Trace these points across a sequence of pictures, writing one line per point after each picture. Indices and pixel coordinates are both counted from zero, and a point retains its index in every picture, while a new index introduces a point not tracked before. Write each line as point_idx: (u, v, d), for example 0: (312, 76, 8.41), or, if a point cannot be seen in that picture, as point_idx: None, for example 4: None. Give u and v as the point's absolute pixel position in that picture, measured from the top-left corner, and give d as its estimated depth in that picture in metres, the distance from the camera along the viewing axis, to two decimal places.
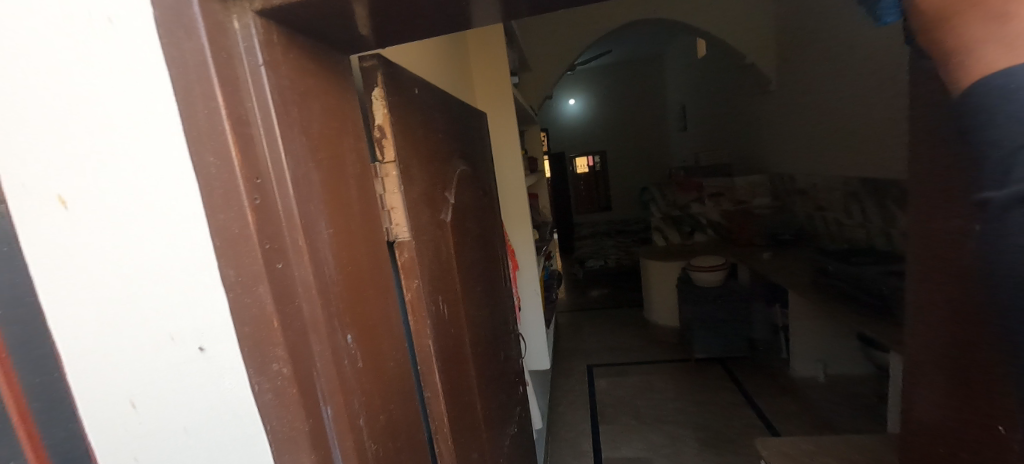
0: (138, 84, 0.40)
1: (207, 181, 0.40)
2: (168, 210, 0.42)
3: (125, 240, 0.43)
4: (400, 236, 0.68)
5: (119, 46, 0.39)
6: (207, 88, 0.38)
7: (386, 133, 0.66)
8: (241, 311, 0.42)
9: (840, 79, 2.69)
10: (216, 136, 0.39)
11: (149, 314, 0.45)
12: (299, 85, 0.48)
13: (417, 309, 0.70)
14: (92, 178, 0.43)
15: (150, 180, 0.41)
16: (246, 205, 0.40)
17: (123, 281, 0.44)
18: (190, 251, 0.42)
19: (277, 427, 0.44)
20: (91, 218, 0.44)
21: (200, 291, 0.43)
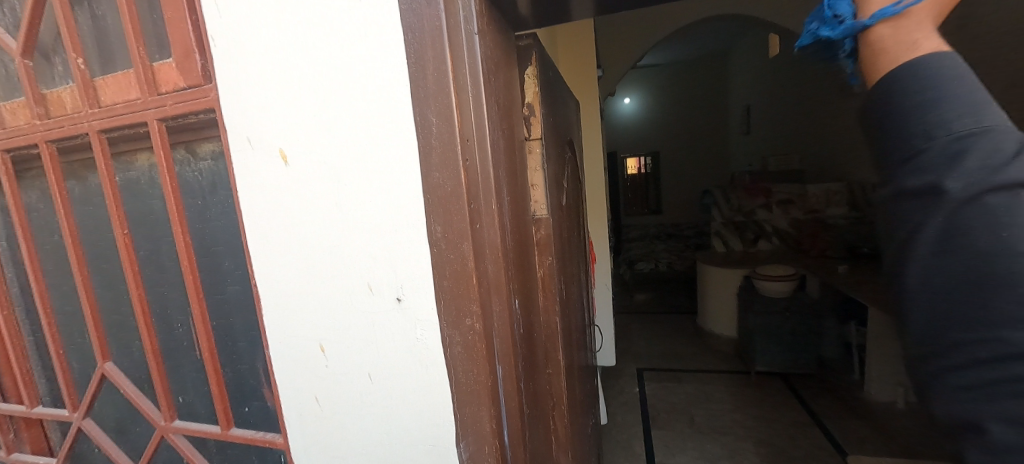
0: (372, 47, 0.42)
1: (426, 140, 0.42)
2: (386, 167, 0.44)
3: (339, 194, 0.47)
4: (539, 213, 0.70)
5: (360, 11, 0.42)
6: (440, 52, 0.41)
7: (535, 110, 0.67)
8: (443, 265, 0.45)
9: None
10: (441, 98, 0.41)
11: (352, 264, 0.48)
12: (493, 57, 0.49)
13: (549, 285, 0.71)
14: (316, 135, 0.46)
15: (373, 138, 0.44)
16: (460, 164, 0.42)
17: (332, 232, 0.48)
18: (401, 206, 0.45)
19: (460, 378, 0.47)
20: (309, 172, 0.47)
21: (406, 244, 0.46)
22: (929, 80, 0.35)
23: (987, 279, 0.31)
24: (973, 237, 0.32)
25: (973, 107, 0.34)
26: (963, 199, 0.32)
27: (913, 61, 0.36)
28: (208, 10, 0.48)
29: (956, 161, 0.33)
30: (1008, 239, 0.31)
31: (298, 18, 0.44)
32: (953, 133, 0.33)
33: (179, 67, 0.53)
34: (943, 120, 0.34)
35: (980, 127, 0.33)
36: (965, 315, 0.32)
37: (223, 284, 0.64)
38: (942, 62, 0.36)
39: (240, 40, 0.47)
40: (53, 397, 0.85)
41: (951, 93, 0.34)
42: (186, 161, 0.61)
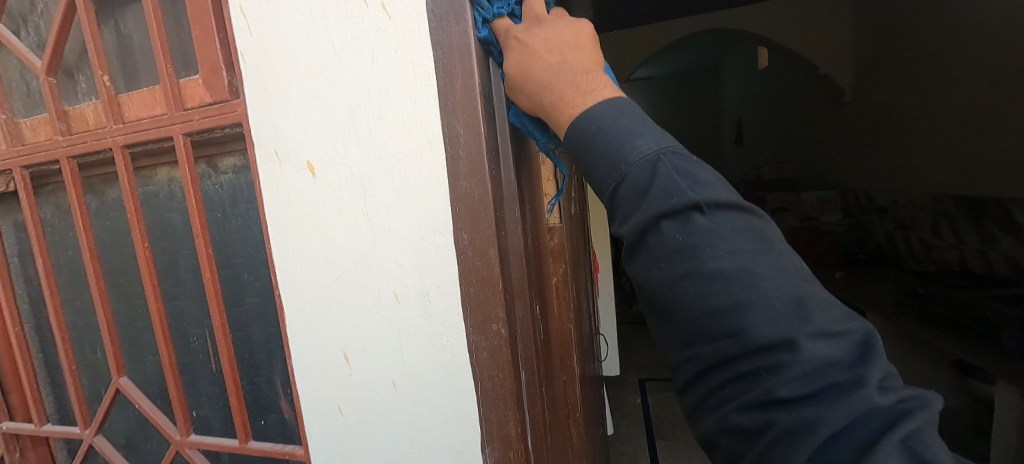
0: (403, 63, 0.45)
1: (454, 151, 0.44)
2: (414, 177, 0.46)
3: (367, 204, 0.48)
4: (552, 222, 0.71)
5: (391, 32, 0.45)
6: (468, 67, 0.43)
7: None
8: (469, 272, 0.46)
9: (937, 91, 2.52)
10: (469, 110, 0.43)
11: (379, 272, 0.49)
12: None
13: (563, 293, 0.72)
14: (346, 148, 0.48)
15: (402, 149, 0.46)
16: (487, 173, 0.44)
17: (360, 241, 0.49)
18: (428, 215, 0.46)
19: (486, 383, 0.48)
20: (338, 184, 0.49)
21: (433, 251, 0.47)
22: (585, 134, 0.37)
23: (677, 301, 0.32)
24: (656, 264, 0.33)
25: (621, 141, 0.36)
26: (637, 241, 0.34)
27: (574, 119, 0.39)
28: (241, 30, 0.50)
29: (627, 202, 0.35)
30: (672, 265, 0.32)
31: (331, 37, 0.47)
32: (625, 171, 0.35)
33: (206, 83, 0.55)
34: (610, 154, 0.36)
35: (640, 157, 0.35)
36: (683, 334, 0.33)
37: (240, 297, 0.65)
38: (592, 110, 0.38)
39: (273, 59, 0.49)
40: (61, 415, 0.83)
41: (609, 132, 0.36)
42: (208, 175, 0.62)
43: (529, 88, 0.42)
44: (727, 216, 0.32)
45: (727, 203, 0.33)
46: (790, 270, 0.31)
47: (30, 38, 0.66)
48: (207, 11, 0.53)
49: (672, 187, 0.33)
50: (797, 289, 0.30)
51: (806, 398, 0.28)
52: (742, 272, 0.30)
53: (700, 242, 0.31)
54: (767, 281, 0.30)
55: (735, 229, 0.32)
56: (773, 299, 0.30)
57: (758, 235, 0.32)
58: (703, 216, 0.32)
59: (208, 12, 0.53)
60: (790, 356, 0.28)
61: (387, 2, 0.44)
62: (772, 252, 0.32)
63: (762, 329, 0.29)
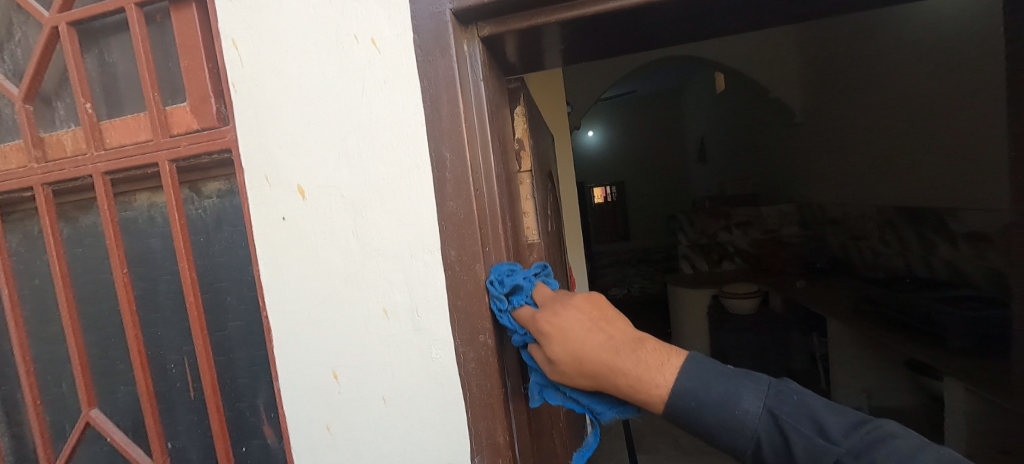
0: (392, 93, 0.48)
1: (441, 173, 0.47)
2: (404, 198, 0.49)
3: (357, 224, 0.50)
4: (531, 239, 0.75)
5: (380, 64, 0.48)
6: (453, 97, 0.47)
7: (525, 146, 0.73)
8: (456, 286, 0.48)
9: (874, 112, 2.75)
10: (455, 135, 0.47)
11: (368, 289, 0.51)
12: (493, 99, 0.56)
13: None
14: (336, 171, 0.50)
15: (391, 172, 0.49)
16: (472, 193, 0.47)
17: (349, 260, 0.51)
18: (417, 233, 0.49)
19: (474, 392, 0.50)
20: (328, 206, 0.51)
21: (422, 268, 0.49)
22: (693, 411, 0.41)
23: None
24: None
25: (728, 410, 0.41)
26: None
27: (666, 395, 0.41)
28: (232, 61, 0.53)
29: (776, 463, 0.40)
30: None
31: (322, 68, 0.50)
32: (751, 436, 0.40)
33: (194, 110, 0.56)
34: (728, 424, 0.41)
35: (753, 420, 0.40)
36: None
37: (222, 320, 0.65)
38: (678, 386, 0.41)
39: (264, 87, 0.52)
40: (18, 455, 0.79)
41: (710, 404, 0.41)
42: (191, 199, 0.62)
43: (596, 371, 0.42)
44: (839, 432, 0.38)
45: (828, 421, 0.38)
46: (916, 452, 0.35)
47: (4, 65, 0.66)
48: (198, 44, 0.56)
49: (793, 438, 0.39)
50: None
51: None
52: None
53: None
54: None
55: (853, 442, 0.37)
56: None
57: (870, 433, 0.37)
58: (839, 449, 0.37)
59: (198, 44, 0.56)
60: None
61: (377, 37, 0.48)
62: (891, 443, 0.36)
63: None
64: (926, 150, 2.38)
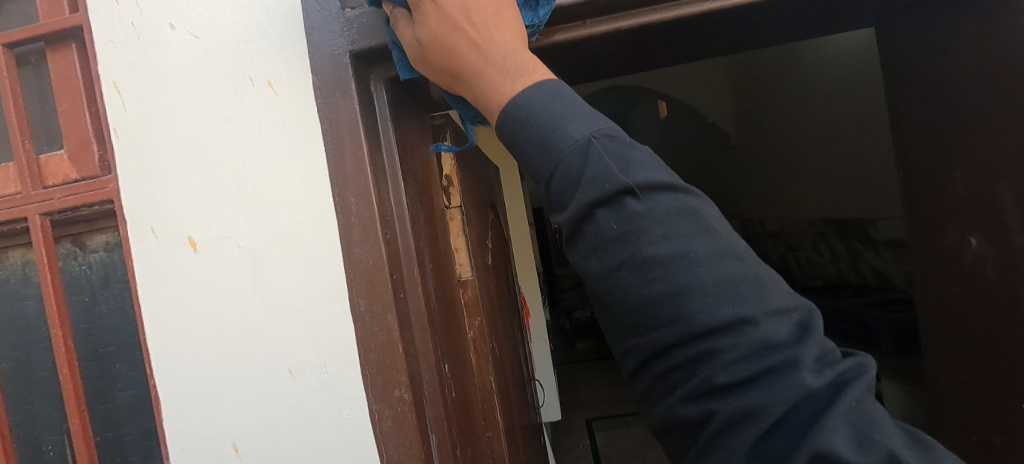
0: (290, 136, 0.45)
1: (346, 218, 0.45)
2: (306, 246, 0.46)
3: (256, 275, 0.46)
4: (464, 276, 0.72)
5: (276, 106, 0.46)
6: (356, 139, 0.45)
7: (453, 181, 0.72)
8: (367, 339, 0.45)
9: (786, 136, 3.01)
10: (360, 178, 0.45)
11: (270, 347, 0.46)
12: (407, 139, 0.54)
13: (479, 346, 0.73)
14: (232, 220, 0.46)
15: (292, 220, 0.46)
16: (380, 238, 0.45)
17: (247, 315, 0.47)
18: (322, 283, 0.46)
19: (391, 453, 0.46)
20: (223, 258, 0.47)
21: (328, 320, 0.46)
22: (517, 119, 0.34)
23: (614, 291, 0.30)
24: (592, 255, 0.31)
25: (552, 126, 0.33)
26: (575, 231, 0.32)
27: (510, 101, 0.35)
28: (114, 105, 0.48)
29: (563, 192, 0.32)
30: (609, 256, 0.30)
31: (214, 111, 0.46)
32: (557, 159, 0.32)
33: (72, 158, 0.51)
34: (542, 143, 0.33)
35: (573, 139, 0.32)
36: (622, 327, 0.31)
37: (110, 390, 0.57)
38: (525, 97, 0.34)
39: (152, 132, 0.48)
40: None
41: (540, 120, 0.33)
42: (73, 254, 0.56)
43: (452, 55, 0.37)
44: (659, 196, 0.31)
45: (659, 182, 0.31)
46: (728, 251, 0.30)
47: None
48: (76, 86, 0.51)
49: (602, 169, 0.30)
50: (732, 272, 0.29)
51: (749, 388, 0.27)
52: (675, 255, 0.29)
53: (636, 231, 0.30)
54: (701, 270, 0.28)
55: (673, 207, 0.30)
56: (715, 286, 0.28)
57: (694, 216, 0.31)
58: (633, 203, 0.30)
59: (77, 86, 0.51)
60: (727, 346, 0.27)
61: (273, 79, 0.46)
62: (710, 234, 0.30)
63: (703, 316, 0.28)
64: (828, 169, 2.62)
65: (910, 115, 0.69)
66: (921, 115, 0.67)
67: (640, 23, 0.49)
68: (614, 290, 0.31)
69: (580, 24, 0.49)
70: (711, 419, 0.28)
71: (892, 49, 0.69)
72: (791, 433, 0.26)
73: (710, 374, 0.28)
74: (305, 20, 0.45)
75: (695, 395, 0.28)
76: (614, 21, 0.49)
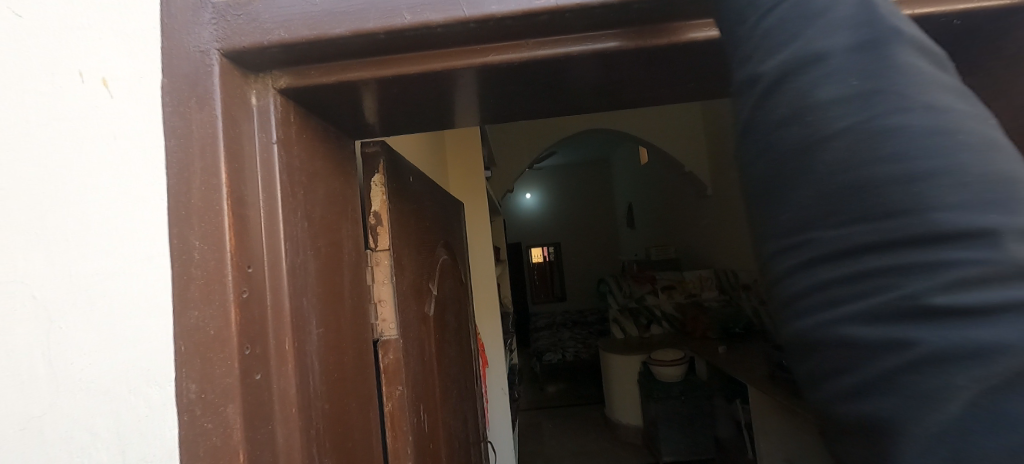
0: (121, 153, 0.34)
1: (184, 269, 0.33)
2: (123, 304, 0.33)
3: (49, 338, 0.33)
4: (386, 334, 0.60)
5: (110, 113, 0.34)
6: (210, 164, 0.33)
7: (382, 219, 0.61)
8: (194, 441, 0.32)
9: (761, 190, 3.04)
10: (209, 217, 0.33)
11: (58, 443, 0.33)
12: (307, 168, 0.43)
13: (398, 422, 0.59)
14: (28, 260, 0.34)
15: (109, 267, 0.33)
16: (229, 298, 0.33)
17: (32, 396, 0.33)
18: (140, 357, 0.33)
19: None
20: (7, 312, 0.34)
21: (142, 409, 0.33)
22: None
23: (807, 168, 0.23)
24: (777, 131, 0.24)
25: None
26: (770, 86, 0.25)
27: None
28: None
29: (771, 34, 0.25)
30: (820, 120, 0.23)
31: (26, 112, 0.35)
32: None
33: None
34: None
35: None
36: (796, 219, 0.23)
37: None
38: None
39: None
40: None
41: None
42: None
43: None
44: (913, 64, 0.23)
45: (914, 47, 0.23)
46: (992, 147, 0.21)
47: None
48: None
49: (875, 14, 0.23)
50: (993, 179, 0.21)
51: (978, 314, 0.19)
52: (937, 132, 0.21)
53: (882, 89, 0.22)
54: (963, 160, 0.21)
55: (936, 105, 0.22)
56: (960, 171, 0.20)
57: (957, 104, 0.22)
58: (891, 57, 0.22)
59: None
60: (965, 252, 0.20)
61: (110, 77, 0.34)
62: (966, 122, 0.22)
63: (948, 213, 0.20)
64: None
65: None
66: None
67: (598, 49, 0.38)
68: (794, 169, 0.24)
69: (522, 43, 0.38)
70: (905, 353, 0.20)
71: None
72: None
73: (924, 295, 0.20)
74: (164, 7, 0.35)
75: (885, 318, 0.21)
76: (569, 42, 0.38)
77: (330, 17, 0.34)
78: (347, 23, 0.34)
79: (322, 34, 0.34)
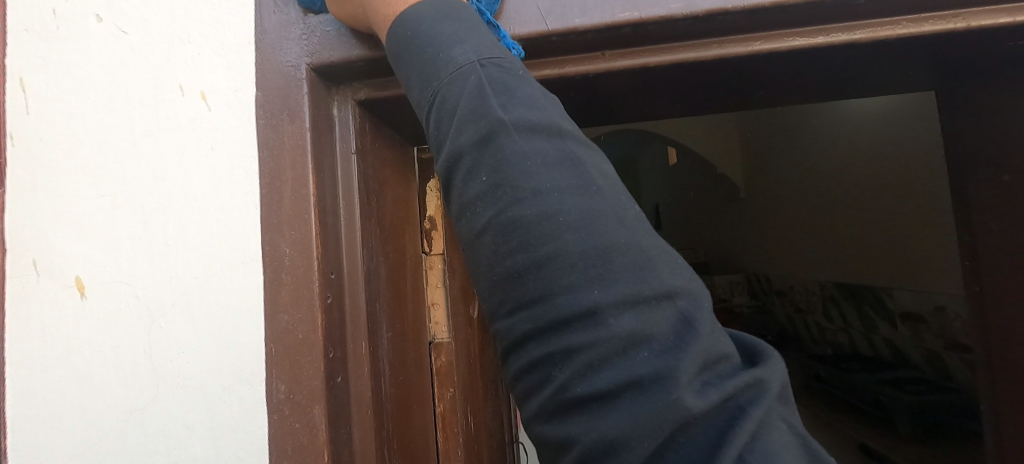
0: (218, 163, 0.36)
1: (275, 275, 0.34)
2: (219, 306, 0.35)
3: (152, 336, 0.36)
4: (439, 337, 0.61)
5: (207, 124, 0.36)
6: (300, 174, 0.35)
7: (437, 224, 0.62)
8: (283, 439, 0.33)
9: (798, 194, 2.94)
10: (299, 225, 0.34)
11: (160, 433, 0.35)
12: (378, 176, 0.44)
13: (449, 423, 0.60)
14: (134, 263, 0.36)
15: (207, 271, 0.35)
16: (316, 304, 0.34)
17: (137, 390, 0.36)
18: (233, 357, 0.35)
19: None
20: (116, 310, 0.36)
21: (235, 407, 0.34)
22: (404, 34, 0.28)
23: (487, 263, 0.23)
24: (460, 219, 0.24)
25: (438, 48, 0.26)
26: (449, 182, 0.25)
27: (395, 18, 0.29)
28: None
29: (436, 132, 0.25)
30: (478, 215, 0.23)
31: (132, 124, 0.37)
32: (438, 87, 0.25)
33: None
34: (424, 71, 0.26)
35: (455, 68, 0.25)
36: (493, 308, 0.23)
37: None
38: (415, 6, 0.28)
39: (55, 140, 0.37)
40: None
41: (424, 31, 0.27)
42: None
43: None
44: (536, 143, 0.23)
45: (538, 124, 0.23)
46: (607, 215, 0.22)
47: None
48: None
49: (480, 106, 0.23)
50: (619, 257, 0.21)
51: (609, 391, 0.19)
52: (552, 213, 0.21)
53: (511, 177, 0.22)
54: (597, 245, 0.21)
55: (568, 185, 0.22)
56: (583, 247, 0.21)
57: (576, 168, 0.23)
58: (504, 142, 0.23)
59: None
60: (584, 334, 0.20)
61: (208, 91, 0.36)
62: (591, 192, 0.22)
63: (602, 300, 0.20)
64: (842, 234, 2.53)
65: (974, 194, 0.57)
66: (989, 199, 0.55)
67: (672, 60, 0.40)
68: (478, 259, 0.24)
69: (599, 55, 0.40)
70: (568, 451, 0.20)
71: (951, 116, 0.59)
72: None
73: (568, 381, 0.20)
74: (258, 24, 0.36)
75: (550, 411, 0.21)
76: (645, 54, 0.40)
77: None
78: None
79: None
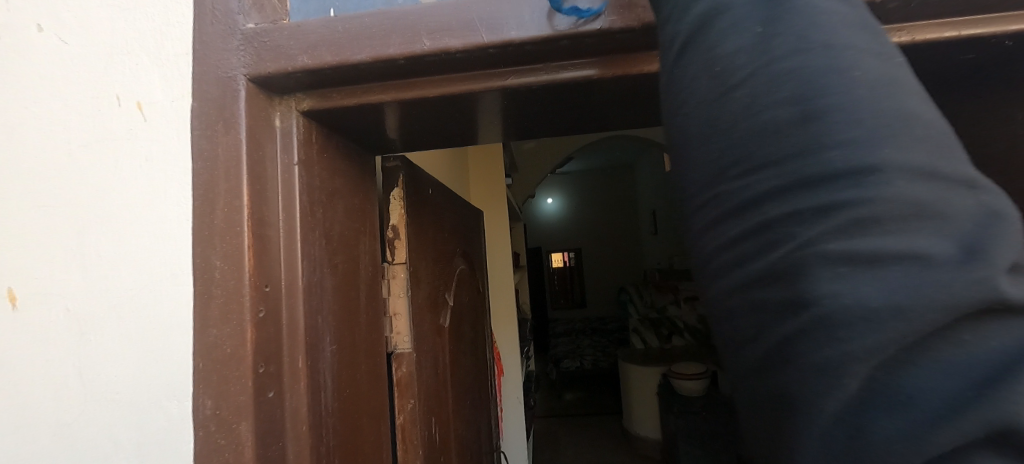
0: (152, 174, 0.35)
1: (205, 288, 0.34)
2: (148, 319, 0.34)
3: (81, 350, 0.35)
4: (401, 347, 0.60)
5: (143, 135, 0.36)
6: (233, 185, 0.34)
7: (400, 233, 0.62)
8: (209, 456, 0.33)
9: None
10: (230, 237, 0.34)
11: (85, 452, 0.35)
12: (327, 186, 0.44)
13: (409, 435, 0.59)
14: (64, 274, 0.36)
15: (138, 283, 0.35)
16: (247, 318, 0.34)
17: (64, 405, 0.35)
18: (162, 373, 0.34)
19: None
20: (45, 323, 0.36)
21: (162, 423, 0.34)
22: None
23: (715, 111, 0.20)
24: (690, 73, 0.22)
25: None
26: (684, 25, 0.22)
27: None
28: None
29: None
30: (724, 55, 0.20)
31: (68, 133, 0.37)
32: None
33: None
34: None
35: None
36: (701, 168, 0.21)
37: None
38: None
39: None
40: None
41: None
42: None
43: None
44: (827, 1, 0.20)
45: None
46: (902, 85, 0.19)
47: None
48: None
49: None
50: (921, 128, 0.18)
51: (897, 253, 0.16)
52: (841, 61, 0.18)
53: (789, 20, 0.19)
54: (896, 105, 0.18)
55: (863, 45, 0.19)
56: (869, 107, 0.18)
57: (876, 37, 0.20)
58: None
59: None
60: (859, 195, 0.17)
61: (144, 101, 0.36)
62: (891, 62, 0.19)
63: (899, 157, 0.17)
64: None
65: None
66: None
67: (620, 73, 0.36)
68: (707, 113, 0.21)
69: (542, 66, 0.37)
70: (800, 316, 0.17)
71: None
72: (939, 368, 0.16)
73: (825, 236, 0.17)
74: (196, 33, 0.36)
75: (780, 275, 0.18)
76: (591, 65, 0.37)
77: (352, 43, 0.35)
78: (368, 49, 0.35)
79: (344, 59, 0.35)
